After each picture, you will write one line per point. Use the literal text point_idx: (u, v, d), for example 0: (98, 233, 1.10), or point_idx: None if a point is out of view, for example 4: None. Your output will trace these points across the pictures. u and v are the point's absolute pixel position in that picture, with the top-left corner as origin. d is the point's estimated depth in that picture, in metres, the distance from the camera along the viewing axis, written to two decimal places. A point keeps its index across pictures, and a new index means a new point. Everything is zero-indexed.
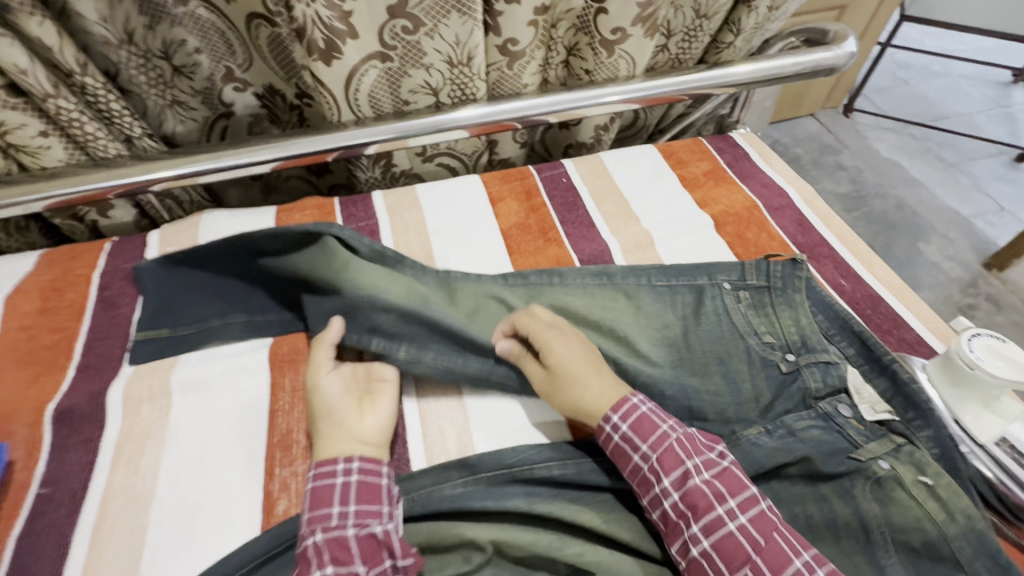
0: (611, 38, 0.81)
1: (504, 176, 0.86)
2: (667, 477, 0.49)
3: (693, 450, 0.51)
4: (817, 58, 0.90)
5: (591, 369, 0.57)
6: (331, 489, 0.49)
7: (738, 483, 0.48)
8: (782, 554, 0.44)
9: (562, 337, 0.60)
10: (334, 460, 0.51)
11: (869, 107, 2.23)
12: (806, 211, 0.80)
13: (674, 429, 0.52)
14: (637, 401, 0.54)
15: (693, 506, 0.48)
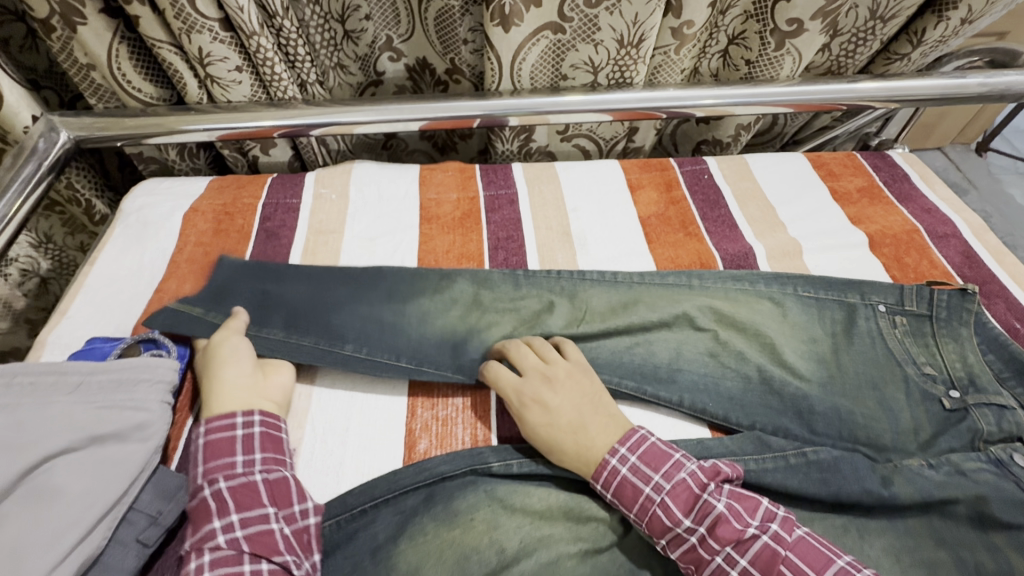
0: (783, 29, 0.76)
1: (644, 164, 0.85)
2: (661, 541, 0.46)
3: (677, 506, 0.47)
4: (1005, 81, 0.83)
5: (572, 426, 0.52)
6: (228, 440, 0.50)
7: (732, 533, 0.44)
8: None
9: (546, 382, 0.55)
10: (231, 418, 0.51)
11: (1008, 149, 2.03)
12: (974, 244, 0.74)
13: (660, 483, 0.48)
14: (620, 455, 0.50)
15: (695, 563, 0.45)
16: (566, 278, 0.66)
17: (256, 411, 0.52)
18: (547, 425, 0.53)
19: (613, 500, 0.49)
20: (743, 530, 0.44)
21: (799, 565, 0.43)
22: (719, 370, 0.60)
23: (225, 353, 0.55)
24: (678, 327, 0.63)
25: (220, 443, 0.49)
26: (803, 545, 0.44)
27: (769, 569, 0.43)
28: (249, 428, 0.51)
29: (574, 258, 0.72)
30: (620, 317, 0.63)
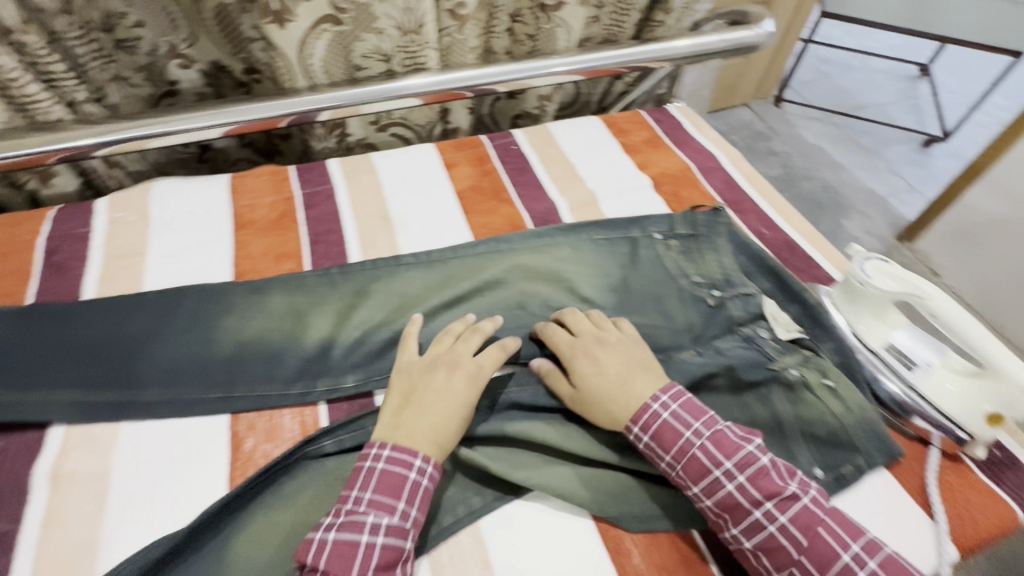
0: (549, 5, 0.86)
1: (457, 143, 0.90)
2: (696, 486, 0.50)
3: (725, 454, 0.50)
4: (738, 36, 0.99)
5: (619, 380, 0.56)
6: (401, 480, 0.49)
7: (771, 487, 0.48)
8: (829, 549, 0.46)
9: (599, 349, 0.58)
10: (412, 453, 0.50)
11: (796, 99, 2.39)
12: (732, 172, 0.88)
13: (700, 430, 0.51)
14: (663, 403, 0.53)
15: (727, 510, 0.49)
16: (380, 266, 0.70)
17: (431, 458, 0.51)
18: (592, 386, 0.56)
19: (652, 445, 0.52)
20: (784, 487, 0.48)
21: (837, 529, 0.47)
22: (530, 315, 0.67)
23: (445, 385, 0.56)
24: (491, 285, 0.69)
25: (390, 478, 0.48)
26: (835, 513, 0.48)
27: (806, 529, 0.47)
28: (421, 474, 0.49)
29: (394, 239, 0.75)
30: (439, 294, 0.68)
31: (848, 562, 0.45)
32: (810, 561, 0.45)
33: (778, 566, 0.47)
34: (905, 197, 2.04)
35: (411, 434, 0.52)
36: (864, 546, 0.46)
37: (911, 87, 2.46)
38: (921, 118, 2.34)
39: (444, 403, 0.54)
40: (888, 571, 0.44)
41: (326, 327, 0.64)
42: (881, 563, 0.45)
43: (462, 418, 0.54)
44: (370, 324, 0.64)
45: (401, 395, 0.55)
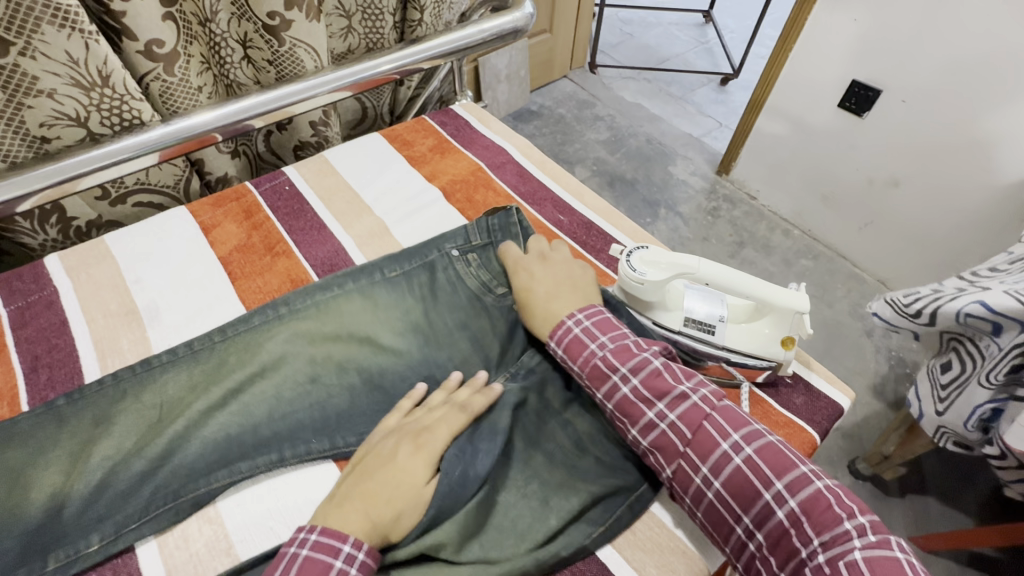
0: (273, 24, 0.76)
1: (215, 200, 0.77)
2: (600, 392, 0.53)
3: (621, 360, 0.53)
4: (498, 23, 0.96)
5: (549, 293, 0.60)
6: (326, 568, 0.42)
7: (663, 389, 0.51)
8: (710, 440, 0.48)
9: (537, 268, 0.63)
10: (342, 536, 0.44)
11: (609, 61, 2.45)
12: (523, 162, 0.87)
13: (606, 343, 0.54)
14: (578, 321, 0.56)
15: (626, 413, 0.52)
16: (126, 378, 0.58)
17: (362, 541, 0.44)
18: (527, 301, 0.61)
19: (564, 357, 0.56)
20: (673, 390, 0.51)
21: (721, 422, 0.49)
22: (324, 388, 0.59)
23: (386, 454, 0.50)
24: (275, 365, 0.60)
25: (313, 566, 0.42)
26: (724, 410, 0.50)
27: (692, 424, 0.49)
28: (349, 563, 0.42)
29: (144, 337, 0.62)
30: (207, 395, 0.57)
31: (727, 450, 0.47)
32: (693, 452, 0.48)
33: (668, 459, 0.50)
34: (717, 133, 2.14)
35: (341, 510, 0.46)
36: (743, 437, 0.48)
37: (701, 33, 2.59)
38: (717, 58, 2.48)
39: (387, 477, 0.47)
40: (763, 458, 0.46)
41: (56, 480, 0.51)
42: (756, 447, 0.47)
43: (398, 491, 0.47)
44: (117, 461, 0.52)
45: (354, 465, 0.51)
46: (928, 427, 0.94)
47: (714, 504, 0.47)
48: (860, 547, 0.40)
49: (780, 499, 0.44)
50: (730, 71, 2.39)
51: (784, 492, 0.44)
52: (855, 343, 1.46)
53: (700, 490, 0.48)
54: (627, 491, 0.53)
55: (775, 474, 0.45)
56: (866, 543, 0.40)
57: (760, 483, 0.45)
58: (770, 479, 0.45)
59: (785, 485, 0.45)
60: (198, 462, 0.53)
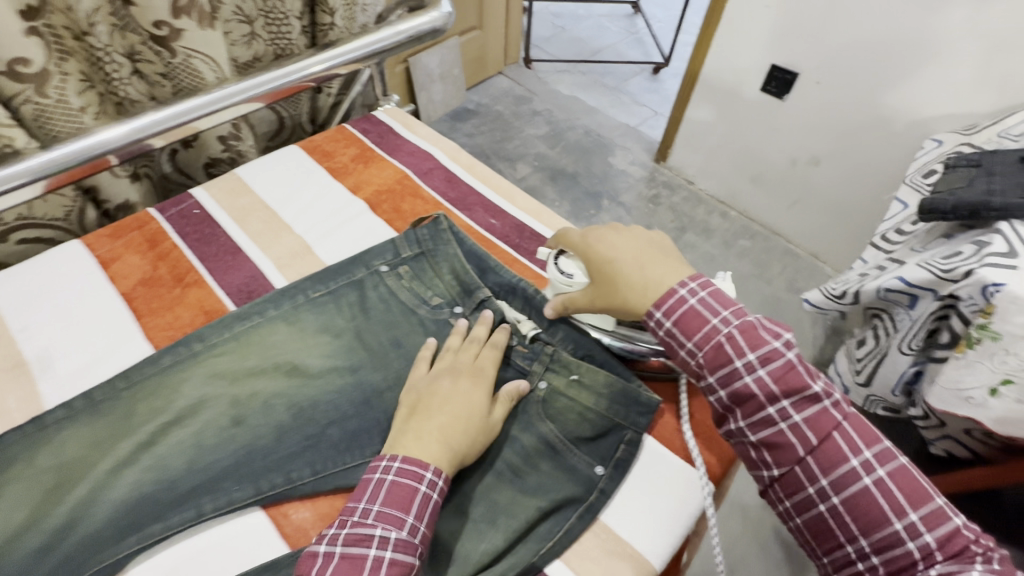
0: (161, 35, 0.71)
1: (114, 230, 0.70)
2: (713, 376, 0.49)
3: (750, 347, 0.48)
4: (415, 24, 0.93)
5: (636, 261, 0.54)
6: (412, 492, 0.46)
7: (796, 384, 0.47)
8: (839, 452, 0.47)
9: (611, 237, 0.57)
10: (423, 465, 0.47)
11: (544, 55, 2.45)
12: (452, 167, 0.85)
13: (730, 320, 0.49)
14: (693, 291, 0.51)
15: (739, 401, 0.49)
16: (15, 442, 0.52)
17: (441, 470, 0.47)
18: (609, 279, 0.54)
19: (671, 331, 0.50)
20: (809, 390, 0.47)
21: (852, 435, 0.47)
22: (248, 429, 0.54)
23: (448, 392, 0.52)
24: (192, 413, 0.55)
25: (401, 489, 0.46)
26: (856, 421, 0.48)
27: (821, 431, 0.47)
28: (433, 488, 0.46)
29: (34, 391, 0.56)
30: (112, 452, 0.52)
31: (857, 467, 0.46)
32: (818, 461, 0.47)
33: (781, 462, 0.48)
34: (653, 121, 2.18)
35: (420, 440, 0.49)
36: (876, 456, 0.46)
37: (631, 24, 2.63)
38: (647, 47, 2.53)
39: (455, 408, 0.51)
40: (896, 481, 0.46)
41: None
42: (887, 467, 0.46)
43: (469, 423, 0.50)
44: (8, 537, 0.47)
45: (410, 409, 0.52)
46: (859, 397, 1.02)
47: (825, 517, 0.47)
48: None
49: (911, 527, 0.44)
50: (660, 60, 2.45)
51: (917, 522, 0.44)
52: (794, 317, 1.52)
53: (812, 500, 0.47)
54: (577, 501, 0.50)
55: (909, 503, 0.45)
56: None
57: (890, 507, 0.45)
58: (903, 504, 0.45)
59: (920, 516, 0.44)
60: (105, 528, 0.48)
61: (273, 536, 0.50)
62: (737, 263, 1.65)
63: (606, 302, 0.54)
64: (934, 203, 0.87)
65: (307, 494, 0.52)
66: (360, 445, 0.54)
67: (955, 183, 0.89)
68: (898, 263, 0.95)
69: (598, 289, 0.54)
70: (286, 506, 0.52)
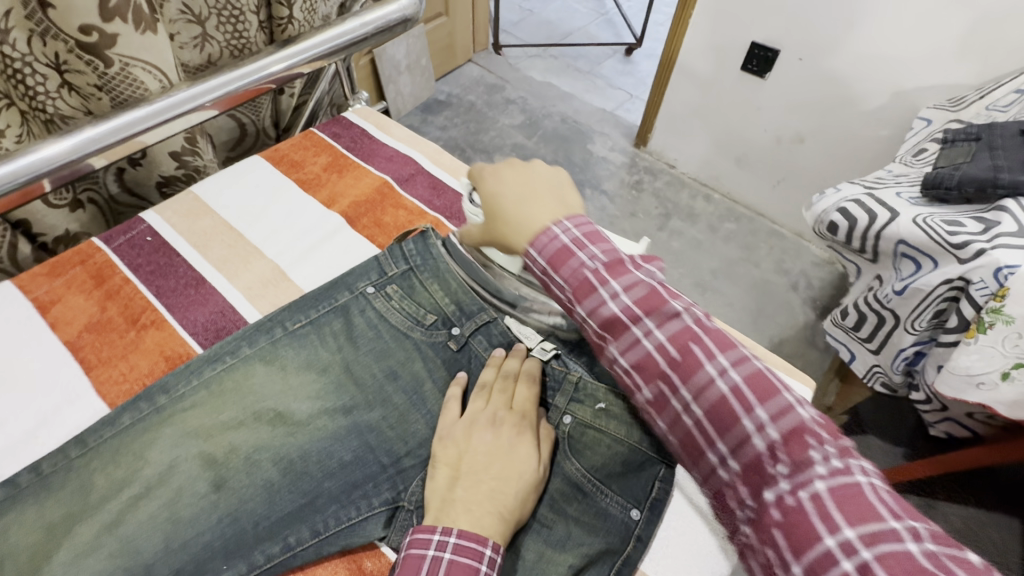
0: (91, 42, 0.60)
1: (52, 266, 0.61)
2: (582, 306, 0.40)
3: (614, 275, 0.39)
4: (383, 14, 0.84)
5: (520, 193, 0.45)
6: (472, 573, 0.39)
7: (659, 303, 0.38)
8: (696, 363, 0.36)
9: (507, 169, 0.48)
10: (482, 541, 0.40)
11: (513, 41, 2.36)
12: (435, 171, 0.77)
13: (573, 231, 0.42)
14: (566, 230, 0.41)
15: (609, 326, 0.39)
16: None
17: (500, 544, 0.41)
18: (490, 212, 0.46)
19: (545, 270, 0.41)
20: (670, 306, 0.38)
21: (709, 347, 0.36)
22: (228, 497, 0.46)
23: (491, 448, 0.46)
24: (161, 481, 0.47)
25: (460, 571, 0.39)
26: (715, 330, 0.38)
27: (682, 345, 0.37)
28: (494, 567, 0.40)
29: None
30: (69, 538, 0.44)
31: (719, 384, 0.35)
32: (676, 376, 0.36)
33: (649, 378, 0.37)
34: (629, 104, 2.12)
35: (471, 513, 0.42)
36: (732, 361, 0.36)
37: (599, 4, 2.55)
38: (618, 28, 2.45)
39: (497, 471, 0.45)
40: (748, 384, 0.35)
41: None
42: (747, 385, 0.35)
43: (519, 481, 0.45)
44: None
45: (454, 468, 0.46)
46: (860, 367, 0.94)
47: (691, 431, 0.36)
48: (830, 489, 0.31)
49: (759, 429, 0.34)
50: (632, 41, 2.38)
51: (766, 422, 0.34)
52: (784, 299, 1.51)
53: (680, 420, 0.37)
54: (612, 554, 0.45)
55: (759, 404, 0.34)
56: (844, 486, 0.31)
57: (743, 411, 0.34)
58: (754, 408, 0.34)
59: (769, 414, 0.34)
60: None
61: None
62: (725, 246, 1.62)
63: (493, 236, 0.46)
64: (941, 178, 0.77)
65: (309, 560, 0.45)
66: (363, 498, 0.47)
67: (956, 160, 0.80)
68: (887, 210, 0.80)
69: (487, 227, 0.46)
70: None
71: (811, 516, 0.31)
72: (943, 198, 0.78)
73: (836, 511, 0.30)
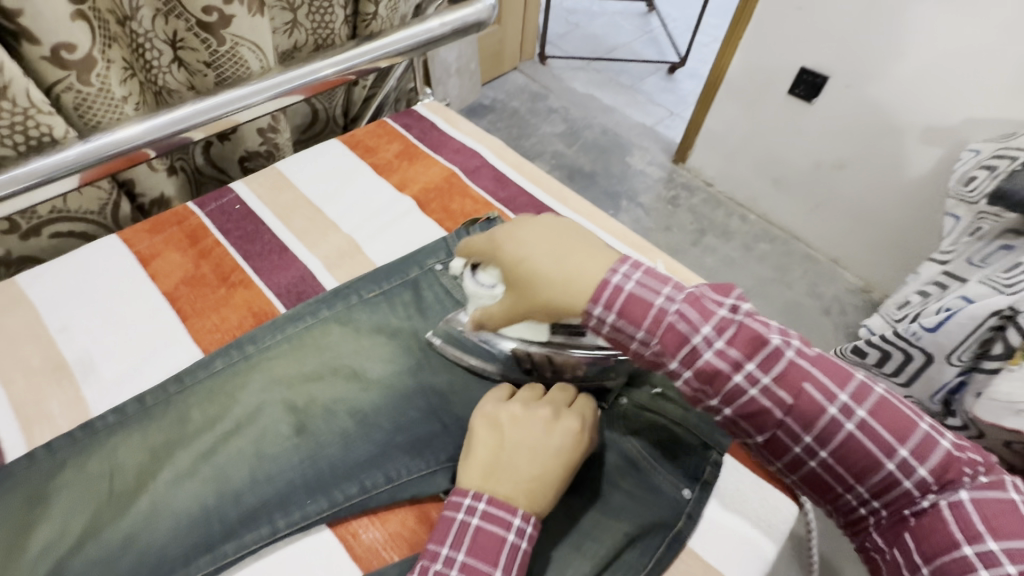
0: (209, 21, 0.66)
1: (153, 224, 0.67)
2: (674, 358, 0.40)
3: (700, 317, 0.40)
4: (460, 15, 0.90)
5: (551, 254, 0.42)
6: (499, 542, 0.41)
7: (758, 352, 0.39)
8: (816, 404, 0.39)
9: (517, 228, 0.45)
10: (511, 510, 0.42)
11: (559, 52, 2.41)
12: (499, 165, 0.82)
13: (673, 293, 0.41)
14: (624, 274, 0.41)
15: (709, 380, 0.40)
16: (64, 448, 0.48)
17: (529, 515, 0.42)
18: (525, 280, 0.43)
19: (614, 323, 0.41)
20: (770, 345, 0.39)
21: (824, 381, 0.39)
22: (310, 440, 0.50)
23: (522, 431, 0.46)
24: (250, 420, 0.51)
25: (486, 537, 0.41)
26: (823, 361, 0.41)
27: (792, 387, 0.39)
28: (521, 536, 0.42)
29: (78, 397, 0.52)
30: (169, 463, 0.48)
31: (838, 416, 0.39)
32: (795, 420, 0.39)
33: (760, 429, 0.41)
34: (669, 121, 2.15)
35: (503, 484, 0.43)
36: (852, 396, 0.39)
37: (645, 22, 2.59)
38: (662, 47, 2.49)
39: (530, 451, 0.45)
40: (880, 422, 0.39)
41: None
42: (870, 408, 0.39)
43: (548, 464, 0.44)
44: (63, 552, 0.43)
45: (495, 449, 0.45)
46: None
47: (817, 473, 0.41)
48: (976, 503, 0.37)
49: (903, 466, 0.38)
50: (675, 60, 2.41)
51: (908, 460, 0.38)
52: (816, 323, 1.51)
53: (805, 464, 0.41)
54: (665, 527, 0.48)
55: (897, 440, 0.38)
56: (989, 499, 0.36)
57: (880, 451, 0.38)
58: (896, 448, 0.38)
59: (909, 450, 0.38)
60: (169, 548, 0.44)
61: (345, 554, 0.46)
62: (759, 267, 1.63)
63: (528, 295, 0.43)
64: (1010, 190, 0.79)
65: (382, 504, 0.49)
66: (432, 453, 0.51)
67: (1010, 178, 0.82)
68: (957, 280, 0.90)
69: (519, 291, 0.44)
70: (354, 524, 0.48)
71: (948, 526, 0.37)
72: (1008, 244, 0.84)
73: (979, 522, 0.36)
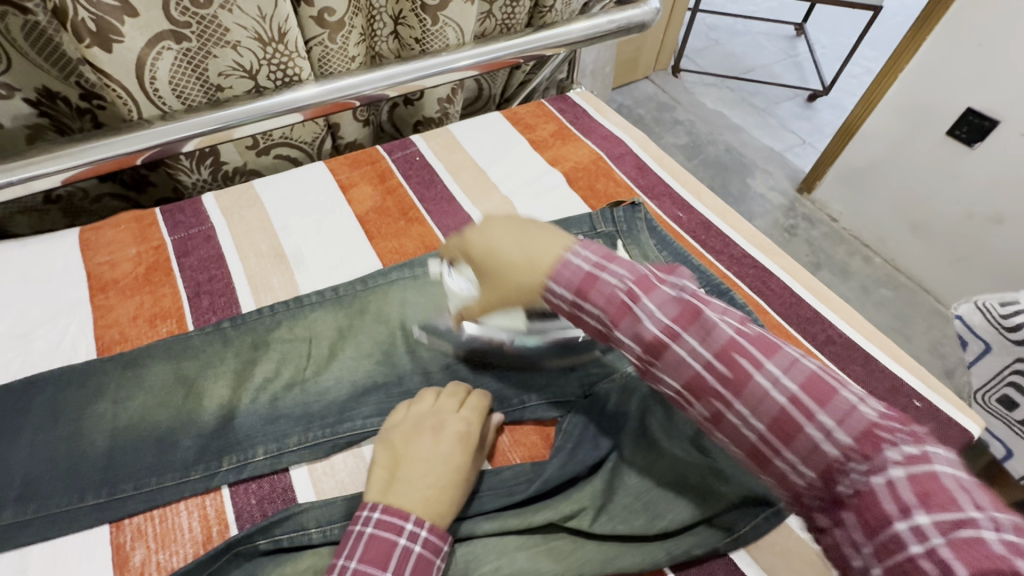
0: (430, 3, 0.80)
1: (353, 161, 0.81)
2: (618, 328, 0.40)
3: (645, 292, 0.39)
4: (627, 15, 0.97)
5: (517, 245, 0.45)
6: (391, 546, 0.42)
7: (689, 309, 0.38)
8: (745, 372, 0.35)
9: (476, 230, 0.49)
10: (403, 517, 0.43)
11: (693, 66, 2.40)
12: (642, 155, 0.88)
13: (623, 274, 0.41)
14: (582, 255, 0.42)
15: (694, 386, 0.37)
16: (282, 311, 0.62)
17: (424, 521, 0.44)
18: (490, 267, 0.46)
19: (571, 301, 0.42)
20: (701, 313, 0.37)
21: (754, 351, 0.35)
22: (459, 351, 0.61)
23: (426, 453, 0.49)
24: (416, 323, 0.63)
25: (379, 543, 0.42)
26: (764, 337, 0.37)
27: (728, 357, 0.36)
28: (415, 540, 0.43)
29: (292, 279, 0.67)
30: (354, 342, 0.61)
31: (776, 386, 0.34)
32: (727, 391, 0.35)
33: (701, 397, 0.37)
34: (799, 149, 2.07)
35: (403, 492, 0.46)
36: (783, 367, 0.34)
37: (790, 46, 2.50)
38: (805, 73, 2.39)
39: (432, 469, 0.47)
40: (803, 389, 0.33)
41: (225, 393, 0.56)
42: (801, 381, 0.34)
43: (445, 479, 0.47)
44: (276, 386, 0.57)
45: (389, 468, 0.48)
46: None
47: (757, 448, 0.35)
48: (909, 476, 0.29)
49: (827, 435, 0.32)
50: (817, 88, 2.31)
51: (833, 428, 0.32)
52: None
53: (741, 435, 0.35)
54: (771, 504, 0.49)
55: (813, 403, 0.33)
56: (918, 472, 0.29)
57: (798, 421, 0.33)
58: (816, 414, 0.32)
59: (829, 420, 0.32)
60: (349, 401, 0.56)
61: None
62: (874, 312, 1.53)
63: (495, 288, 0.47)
64: None
65: (513, 419, 0.57)
66: (559, 385, 0.59)
67: None
68: None
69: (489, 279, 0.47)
70: None
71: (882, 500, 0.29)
72: None
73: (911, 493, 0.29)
